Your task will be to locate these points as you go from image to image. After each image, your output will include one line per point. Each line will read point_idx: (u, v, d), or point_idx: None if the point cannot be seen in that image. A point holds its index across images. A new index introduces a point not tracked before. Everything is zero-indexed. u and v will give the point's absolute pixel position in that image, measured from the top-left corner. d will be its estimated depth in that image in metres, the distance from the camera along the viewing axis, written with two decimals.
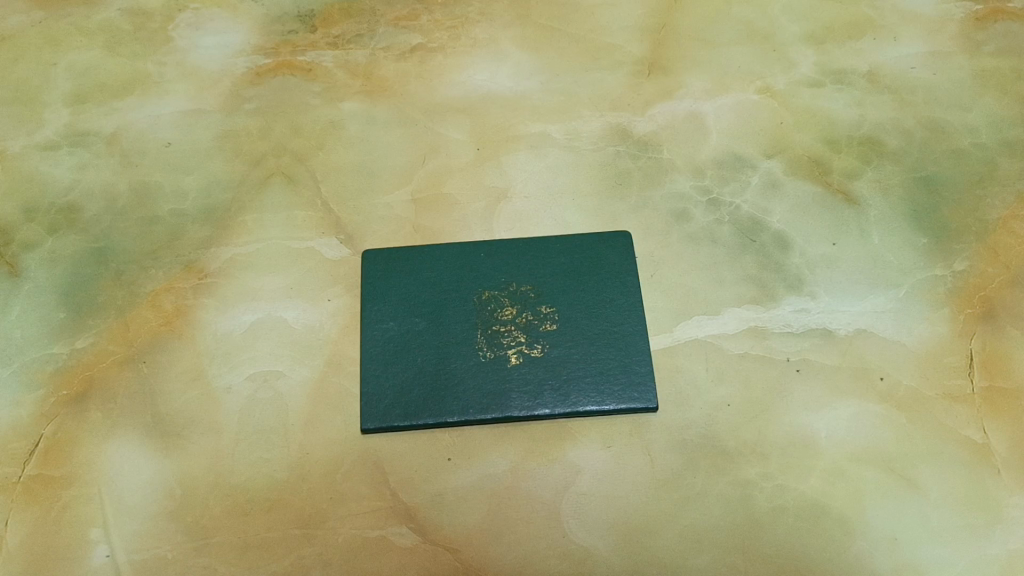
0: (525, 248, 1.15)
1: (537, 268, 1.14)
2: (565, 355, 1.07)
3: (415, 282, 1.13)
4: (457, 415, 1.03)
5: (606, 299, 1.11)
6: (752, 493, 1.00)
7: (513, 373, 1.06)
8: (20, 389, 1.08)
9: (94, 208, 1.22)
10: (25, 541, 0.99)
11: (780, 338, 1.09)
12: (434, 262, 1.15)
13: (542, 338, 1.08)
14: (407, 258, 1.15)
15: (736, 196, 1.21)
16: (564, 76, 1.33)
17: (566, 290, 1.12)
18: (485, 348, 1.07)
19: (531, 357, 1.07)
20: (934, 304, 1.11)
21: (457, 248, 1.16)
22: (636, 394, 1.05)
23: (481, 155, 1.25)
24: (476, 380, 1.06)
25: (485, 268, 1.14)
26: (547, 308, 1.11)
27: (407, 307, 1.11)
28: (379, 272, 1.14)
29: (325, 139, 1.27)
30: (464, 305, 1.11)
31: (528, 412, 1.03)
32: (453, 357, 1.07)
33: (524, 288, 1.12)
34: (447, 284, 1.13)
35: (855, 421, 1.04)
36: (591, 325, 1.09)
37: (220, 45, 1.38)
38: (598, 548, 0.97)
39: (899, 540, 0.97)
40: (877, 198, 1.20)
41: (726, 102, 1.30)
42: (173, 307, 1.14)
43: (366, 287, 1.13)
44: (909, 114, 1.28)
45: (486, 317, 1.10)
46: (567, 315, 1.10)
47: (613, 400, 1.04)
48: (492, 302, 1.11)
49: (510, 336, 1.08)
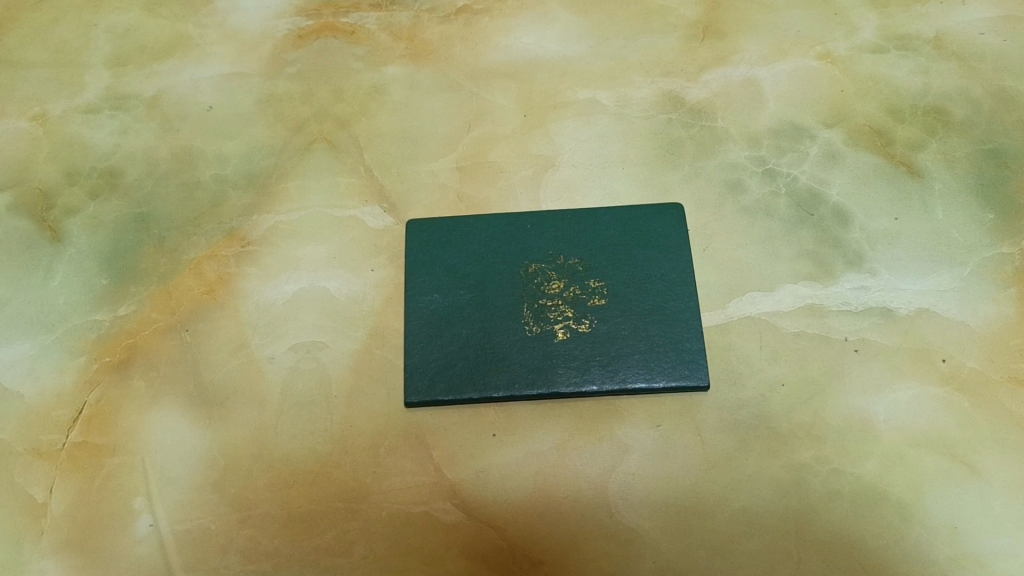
0: (573, 219, 1.12)
1: (585, 241, 1.10)
2: (614, 331, 1.04)
3: (461, 253, 1.10)
4: (503, 391, 1.01)
5: (656, 273, 1.08)
6: (806, 477, 0.97)
7: (561, 348, 1.03)
8: (63, 356, 1.07)
9: (136, 172, 1.21)
10: (69, 509, 0.99)
11: (838, 317, 1.05)
12: (479, 233, 1.12)
13: (590, 313, 1.05)
14: (452, 227, 1.12)
15: (793, 167, 1.16)
16: (614, 41, 1.28)
17: (615, 264, 1.09)
18: (532, 323, 1.05)
19: (578, 332, 1.04)
20: (1001, 283, 1.07)
21: (503, 219, 1.13)
22: (687, 372, 1.01)
23: (529, 122, 1.22)
24: (522, 355, 1.03)
25: (532, 240, 1.11)
26: (595, 282, 1.07)
27: (451, 279, 1.08)
28: (423, 242, 1.11)
29: (368, 105, 1.24)
30: (510, 277, 1.08)
31: (575, 389, 1.01)
32: (499, 330, 1.04)
33: (572, 261, 1.09)
34: (492, 254, 1.10)
35: (915, 404, 1.00)
36: (641, 301, 1.06)
37: (262, 6, 1.34)
38: (646, 529, 0.95)
39: (960, 529, 0.94)
40: (942, 171, 1.15)
41: (784, 68, 1.24)
42: (215, 275, 1.12)
43: (410, 257, 1.11)
44: (978, 82, 1.22)
45: (532, 290, 1.07)
46: (616, 290, 1.07)
47: (663, 377, 1.01)
48: (539, 275, 1.08)
49: (557, 311, 1.05)
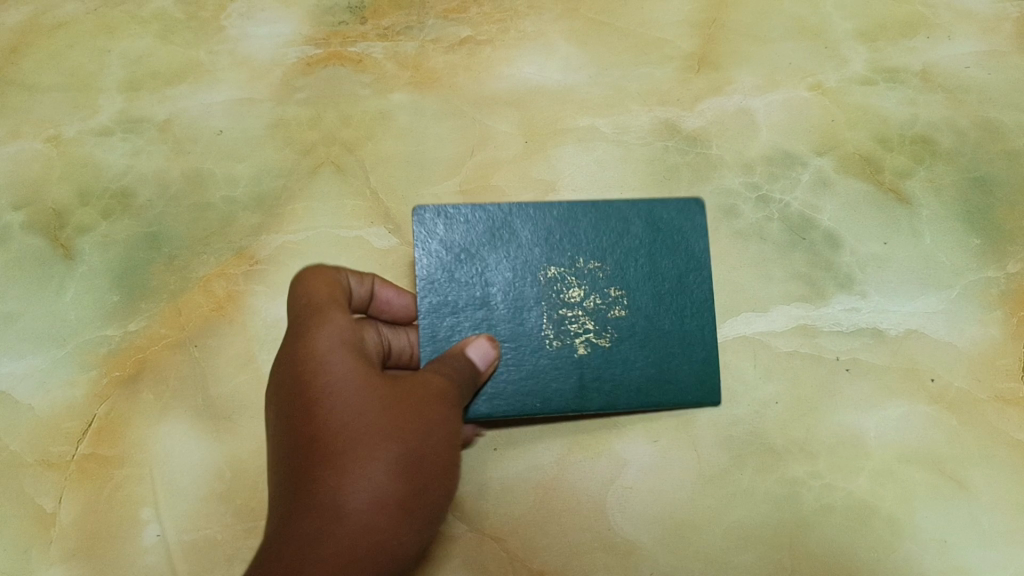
0: (593, 219, 1.06)
1: (605, 241, 1.05)
2: (634, 346, 1.03)
3: (472, 249, 1.04)
4: (524, 410, 1.00)
5: (676, 282, 1.05)
6: (798, 490, 1.00)
7: (582, 365, 1.02)
8: (74, 370, 1.10)
9: (148, 193, 1.24)
10: (79, 519, 1.03)
11: (829, 337, 1.09)
12: (492, 227, 1.05)
13: (610, 325, 1.03)
14: (465, 227, 1.05)
15: (785, 194, 1.20)
16: (613, 70, 1.31)
17: (637, 271, 1.05)
18: (553, 337, 1.02)
19: (599, 347, 1.02)
20: (987, 306, 1.10)
21: (516, 209, 1.06)
22: (705, 391, 1.02)
23: (529, 148, 1.26)
24: (545, 373, 1.01)
25: (552, 241, 1.05)
26: (616, 291, 1.04)
27: (468, 285, 1.03)
28: (431, 237, 1.04)
29: (374, 130, 1.28)
30: (529, 285, 1.03)
31: (597, 408, 1.01)
32: (519, 345, 1.02)
33: (592, 265, 1.04)
34: (509, 256, 1.04)
35: (905, 421, 1.03)
36: (662, 313, 1.04)
37: (272, 35, 1.35)
38: (643, 542, 0.98)
39: (949, 542, 0.98)
40: (929, 198, 1.19)
41: (777, 98, 1.28)
42: (224, 292, 1.15)
43: (422, 258, 1.03)
44: (964, 113, 1.26)
45: (552, 300, 1.03)
46: (637, 300, 1.04)
47: (681, 397, 1.02)
48: (558, 282, 1.03)
49: (578, 323, 1.02)
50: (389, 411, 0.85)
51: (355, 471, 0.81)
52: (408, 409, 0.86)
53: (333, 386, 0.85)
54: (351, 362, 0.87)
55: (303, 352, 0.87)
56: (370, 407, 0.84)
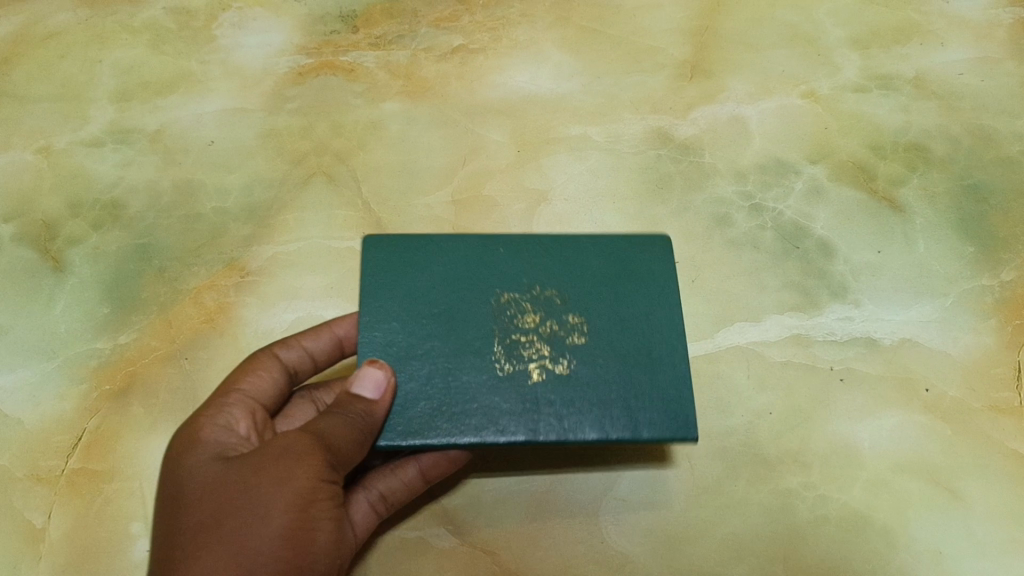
0: (550, 247, 0.98)
1: (564, 269, 0.96)
2: (597, 374, 0.90)
3: (422, 274, 0.95)
4: (468, 438, 0.86)
5: (642, 310, 0.94)
6: (793, 502, 0.99)
7: (536, 392, 0.89)
8: (64, 383, 1.09)
9: (139, 204, 1.24)
10: (68, 535, 1.00)
11: (823, 346, 1.08)
12: (445, 252, 0.96)
13: (568, 353, 0.91)
14: (413, 250, 0.96)
15: (779, 202, 1.20)
16: (604, 79, 1.32)
17: (597, 298, 0.95)
18: (503, 361, 0.90)
19: (555, 374, 0.90)
20: (981, 314, 1.10)
21: (473, 239, 0.98)
22: (677, 424, 0.88)
23: (522, 158, 1.25)
24: (491, 398, 0.88)
25: (504, 265, 0.96)
26: (574, 317, 0.93)
27: (413, 307, 0.92)
28: (378, 261, 0.95)
29: (366, 139, 1.28)
30: (480, 307, 0.93)
31: (552, 439, 0.87)
32: (466, 368, 0.90)
33: (549, 292, 0.95)
34: (460, 279, 0.95)
35: (899, 431, 1.03)
36: (625, 341, 0.92)
37: (262, 44, 1.37)
38: (637, 554, 0.97)
39: (943, 553, 0.96)
40: (922, 206, 1.18)
41: (769, 106, 1.28)
42: (215, 304, 1.15)
43: (365, 277, 0.94)
44: (956, 120, 1.26)
45: (504, 324, 0.92)
46: (599, 327, 0.93)
47: (649, 428, 0.88)
48: (512, 306, 0.94)
49: (533, 347, 0.91)
50: (223, 492, 0.77)
51: (186, 562, 0.73)
52: (249, 484, 0.77)
53: (190, 480, 0.80)
54: (214, 455, 0.82)
55: (181, 446, 0.84)
56: (209, 495, 0.77)
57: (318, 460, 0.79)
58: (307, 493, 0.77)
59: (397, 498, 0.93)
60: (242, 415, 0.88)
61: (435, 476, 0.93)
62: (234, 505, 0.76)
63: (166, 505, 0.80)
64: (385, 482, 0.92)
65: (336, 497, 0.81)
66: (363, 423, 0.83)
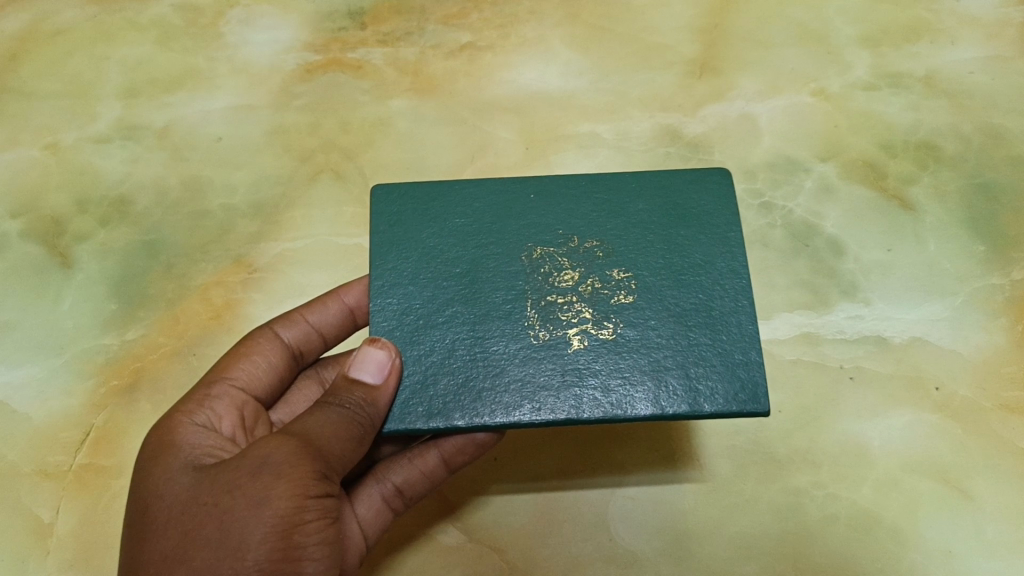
0: (588, 192, 0.88)
1: (603, 217, 0.87)
2: (646, 338, 0.81)
3: (442, 231, 0.86)
4: (499, 417, 0.79)
5: (696, 262, 0.84)
6: (802, 501, 0.98)
7: (577, 361, 0.81)
8: (71, 379, 1.09)
9: (146, 201, 1.24)
10: (75, 530, 1.00)
11: (832, 345, 1.08)
12: (469, 205, 0.88)
13: (614, 314, 0.82)
14: (431, 202, 0.88)
15: (788, 201, 1.19)
16: (613, 77, 1.31)
17: (645, 249, 0.85)
18: (538, 327, 0.82)
19: (599, 340, 0.81)
20: (992, 313, 1.09)
21: (499, 187, 0.89)
22: (741, 394, 0.79)
23: (530, 155, 1.25)
24: (525, 370, 0.80)
25: (535, 215, 0.87)
26: (619, 272, 0.84)
27: (432, 268, 0.85)
28: (393, 217, 0.87)
29: (373, 136, 1.27)
30: (510, 265, 0.84)
31: (596, 415, 0.79)
32: (495, 337, 0.82)
33: (588, 244, 0.85)
34: (485, 234, 0.86)
35: (910, 430, 1.02)
36: (679, 298, 0.83)
37: (270, 41, 1.37)
38: (644, 552, 0.97)
39: (953, 553, 0.95)
40: (933, 204, 1.18)
41: (779, 104, 1.27)
42: (222, 301, 1.14)
43: (377, 238, 0.86)
44: (968, 118, 1.25)
45: (538, 283, 0.84)
46: (647, 283, 0.83)
47: (710, 400, 0.79)
48: (546, 261, 0.85)
49: (570, 309, 0.82)
50: (195, 515, 0.69)
51: None
52: (221, 507, 0.68)
53: (158, 494, 0.72)
54: (187, 464, 0.75)
55: (155, 449, 0.78)
56: (176, 517, 0.70)
57: (304, 473, 0.70)
58: (289, 517, 0.68)
59: (414, 489, 0.92)
60: (227, 412, 0.85)
61: (458, 464, 0.92)
62: (204, 531, 0.68)
63: (131, 520, 0.73)
64: (402, 474, 0.92)
65: (329, 512, 0.73)
66: (361, 416, 0.76)
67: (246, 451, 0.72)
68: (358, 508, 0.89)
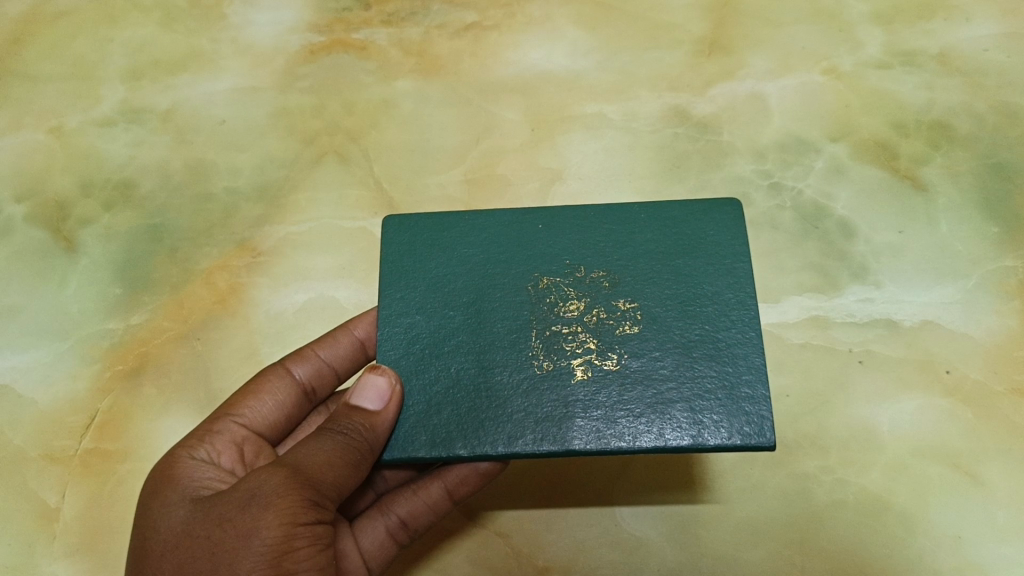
0: (597, 219, 0.85)
1: (612, 246, 0.83)
2: (651, 369, 0.78)
3: (449, 259, 0.84)
4: (500, 447, 0.76)
5: (705, 292, 0.80)
6: (810, 486, 0.98)
7: (579, 392, 0.78)
8: (76, 364, 1.09)
9: (150, 184, 1.23)
10: (81, 514, 1.00)
11: (842, 328, 1.06)
12: (477, 233, 0.85)
13: (618, 345, 0.79)
14: (439, 230, 0.86)
15: (799, 180, 1.17)
16: (621, 56, 1.29)
17: (653, 279, 0.81)
18: (542, 358, 0.79)
19: (603, 371, 0.78)
20: (1005, 296, 1.07)
21: (508, 215, 0.86)
22: (746, 428, 0.75)
23: (536, 137, 1.23)
24: (527, 401, 0.78)
25: (543, 245, 0.84)
26: (626, 302, 0.81)
27: (438, 297, 0.83)
28: (401, 247, 0.85)
29: (378, 118, 1.26)
30: (515, 294, 0.82)
31: (597, 446, 0.75)
32: (498, 367, 0.79)
33: (596, 274, 0.82)
34: (491, 263, 0.84)
35: (919, 415, 1.01)
36: (685, 329, 0.79)
37: (273, 21, 1.35)
38: (650, 537, 0.97)
39: (963, 539, 0.94)
40: (945, 184, 1.16)
41: (789, 83, 1.25)
42: (226, 285, 1.14)
43: (385, 267, 0.85)
44: (982, 97, 1.22)
45: (543, 313, 0.81)
46: (655, 314, 0.80)
47: (714, 433, 0.75)
48: (552, 291, 0.82)
49: (574, 340, 0.80)
50: (193, 545, 0.69)
51: None
52: (214, 541, 0.68)
53: (156, 526, 0.73)
54: (187, 496, 0.75)
55: (158, 482, 0.78)
56: (173, 549, 0.70)
57: (294, 502, 0.69)
58: (278, 545, 0.67)
59: (419, 522, 0.89)
60: (227, 447, 0.84)
61: (462, 496, 0.88)
62: (198, 565, 0.68)
63: (134, 553, 0.73)
64: (406, 506, 0.89)
65: (321, 538, 0.71)
66: (359, 441, 0.74)
67: (240, 482, 0.72)
68: (360, 540, 0.88)
